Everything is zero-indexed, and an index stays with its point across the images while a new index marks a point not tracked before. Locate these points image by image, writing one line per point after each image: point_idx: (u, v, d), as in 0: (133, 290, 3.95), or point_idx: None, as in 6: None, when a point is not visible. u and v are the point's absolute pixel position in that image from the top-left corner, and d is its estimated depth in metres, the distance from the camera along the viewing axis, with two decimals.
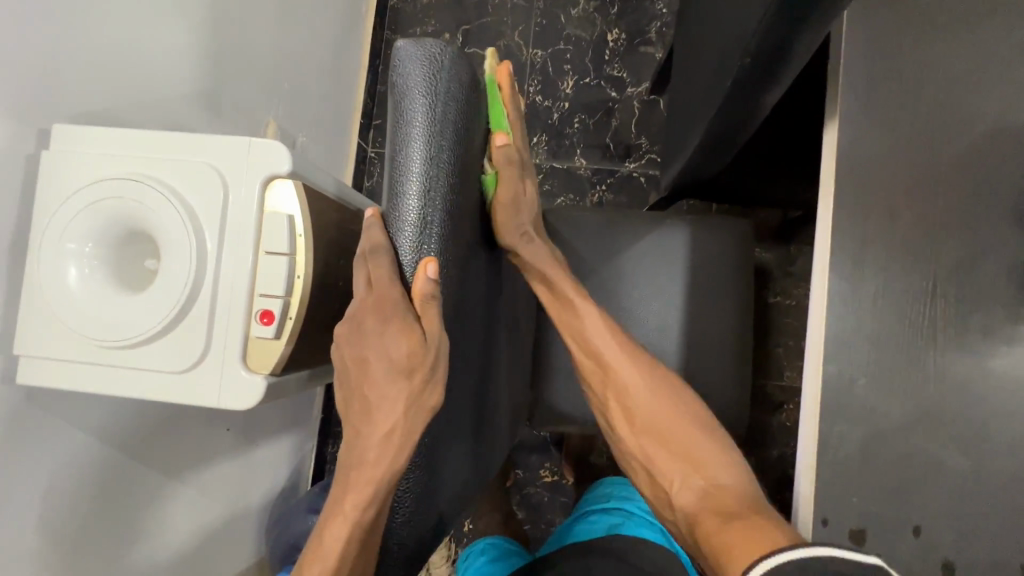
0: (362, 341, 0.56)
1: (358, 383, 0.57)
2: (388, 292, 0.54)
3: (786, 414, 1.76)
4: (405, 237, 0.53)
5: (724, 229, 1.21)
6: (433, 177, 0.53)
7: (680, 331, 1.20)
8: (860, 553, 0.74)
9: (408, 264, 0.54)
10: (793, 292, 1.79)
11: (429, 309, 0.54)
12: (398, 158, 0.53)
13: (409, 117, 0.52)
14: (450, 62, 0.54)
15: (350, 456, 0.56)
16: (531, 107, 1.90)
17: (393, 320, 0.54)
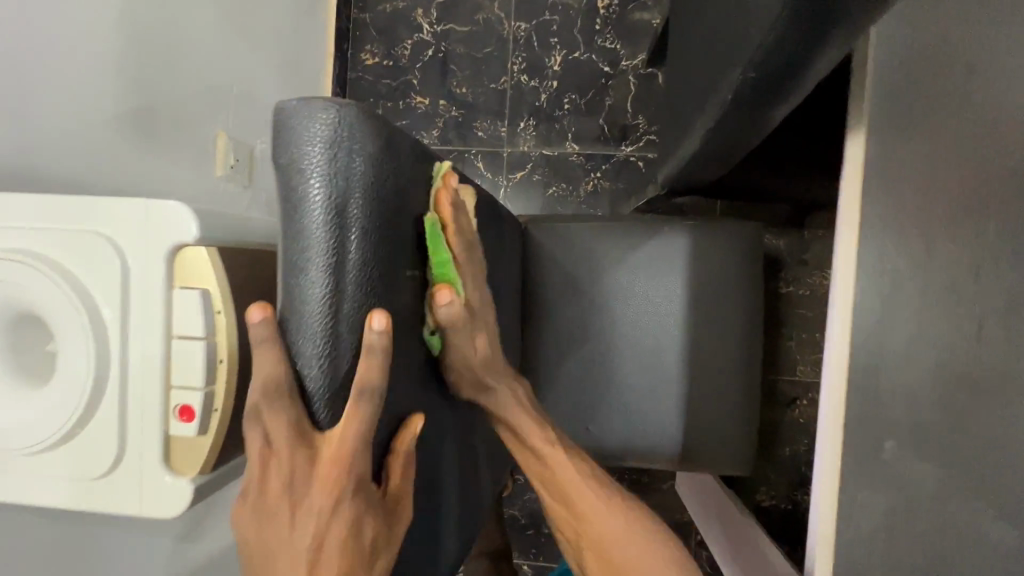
0: (290, 503, 0.46)
1: (289, 555, 0.47)
2: (349, 451, 0.46)
3: (799, 410, 1.66)
4: (311, 351, 0.45)
5: (727, 235, 1.08)
6: (340, 279, 0.44)
7: (681, 351, 1.09)
8: None
9: (320, 387, 0.45)
10: (807, 280, 1.66)
11: (407, 467, 0.52)
12: (294, 253, 0.44)
13: (304, 199, 0.43)
14: (353, 131, 0.43)
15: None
16: (516, 89, 1.73)
17: (345, 483, 0.46)
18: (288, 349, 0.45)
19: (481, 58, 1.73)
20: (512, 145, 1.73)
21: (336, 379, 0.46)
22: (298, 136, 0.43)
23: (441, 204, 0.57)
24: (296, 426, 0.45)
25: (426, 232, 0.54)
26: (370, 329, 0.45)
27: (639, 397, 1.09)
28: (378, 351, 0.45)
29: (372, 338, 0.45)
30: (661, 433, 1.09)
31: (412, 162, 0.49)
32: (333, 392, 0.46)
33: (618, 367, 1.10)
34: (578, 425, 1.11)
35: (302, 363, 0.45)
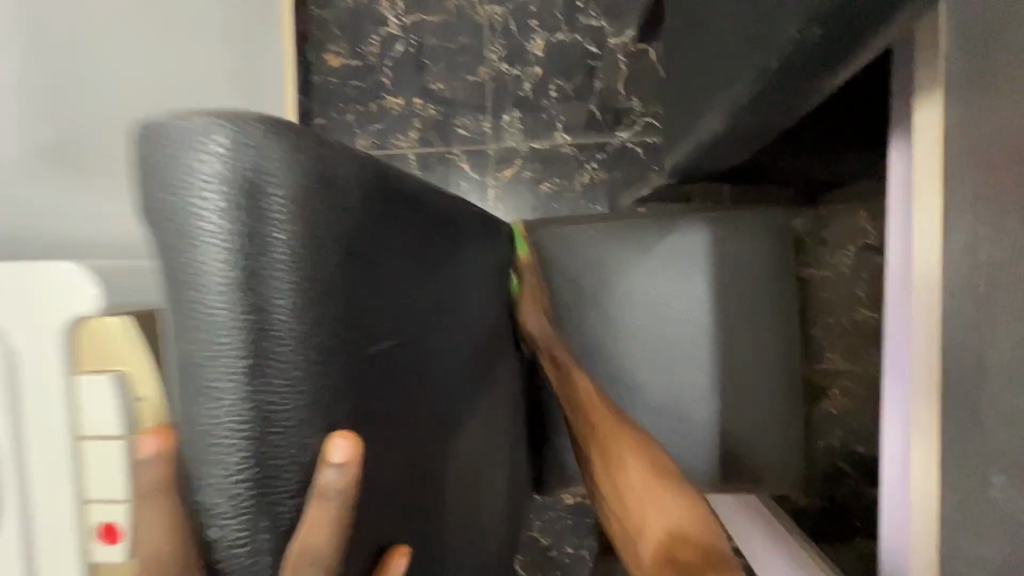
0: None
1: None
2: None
3: (830, 401, 1.54)
4: (221, 500, 0.31)
5: (751, 227, 0.95)
6: (255, 374, 0.30)
7: (709, 361, 0.96)
8: None
9: (236, 551, 0.32)
10: (829, 262, 1.53)
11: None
12: (185, 346, 0.30)
13: (194, 270, 0.29)
14: (255, 159, 0.30)
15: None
16: (496, 79, 1.58)
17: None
18: (189, 494, 0.31)
19: (456, 49, 1.59)
20: (497, 140, 1.59)
21: (264, 538, 0.32)
22: (173, 173, 0.29)
23: (412, 241, 0.43)
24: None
25: (396, 291, 0.40)
26: (325, 466, 0.33)
27: (666, 416, 0.97)
28: (333, 494, 0.33)
29: (327, 479, 0.33)
30: (695, 456, 0.97)
31: (359, 192, 0.35)
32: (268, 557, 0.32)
33: (640, 385, 0.97)
34: None
35: (208, 517, 0.31)
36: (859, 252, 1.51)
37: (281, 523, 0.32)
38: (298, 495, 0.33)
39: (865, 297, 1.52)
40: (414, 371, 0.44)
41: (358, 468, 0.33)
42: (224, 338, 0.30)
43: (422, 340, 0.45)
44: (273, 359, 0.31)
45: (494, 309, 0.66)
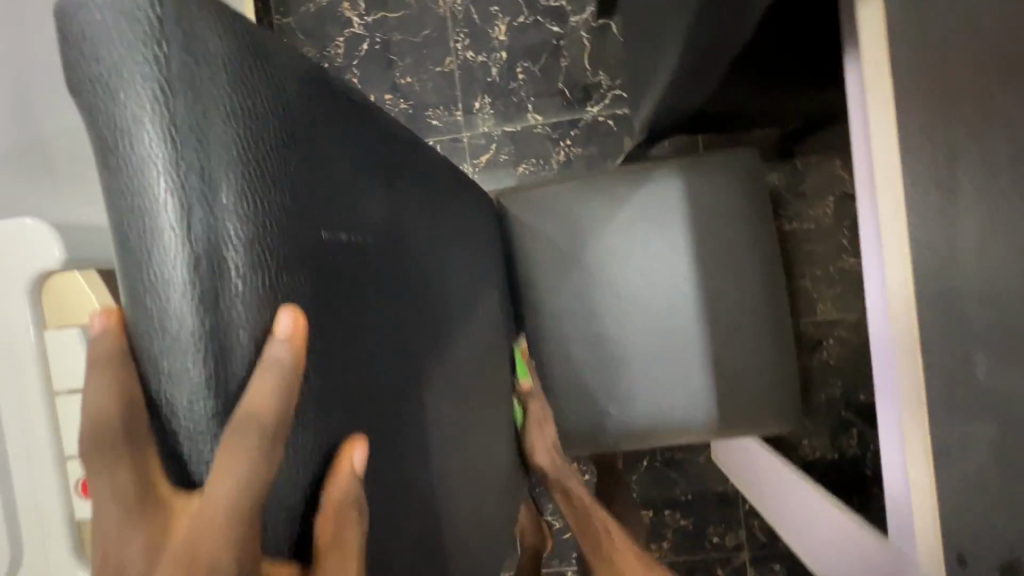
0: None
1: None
2: (217, 540, 0.30)
3: (827, 352, 1.56)
4: (163, 362, 0.32)
5: (725, 169, 0.96)
6: (194, 235, 0.32)
7: (696, 307, 0.96)
8: None
9: (180, 415, 0.32)
10: (809, 214, 1.53)
11: (345, 541, 0.37)
12: (124, 212, 0.32)
13: (118, 133, 0.31)
14: (174, 28, 0.31)
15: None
16: (463, 68, 1.60)
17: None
18: (135, 359, 0.33)
19: (421, 42, 1.60)
20: (470, 128, 1.60)
21: (206, 406, 0.32)
22: (99, 44, 0.31)
23: (356, 148, 0.44)
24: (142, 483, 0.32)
25: (341, 188, 0.41)
26: (272, 337, 0.33)
27: (659, 366, 0.97)
28: (279, 362, 0.33)
29: (271, 348, 0.33)
30: (691, 403, 0.97)
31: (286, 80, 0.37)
32: (211, 424, 0.32)
33: (630, 338, 0.96)
34: (598, 410, 0.98)
35: (154, 381, 0.33)
36: (838, 202, 1.52)
37: (223, 392, 0.33)
38: (239, 366, 0.33)
39: (850, 244, 1.52)
40: (369, 279, 0.44)
41: (302, 341, 0.34)
42: (153, 198, 0.31)
43: (375, 249, 0.46)
44: (200, 221, 0.32)
45: (467, 255, 0.66)
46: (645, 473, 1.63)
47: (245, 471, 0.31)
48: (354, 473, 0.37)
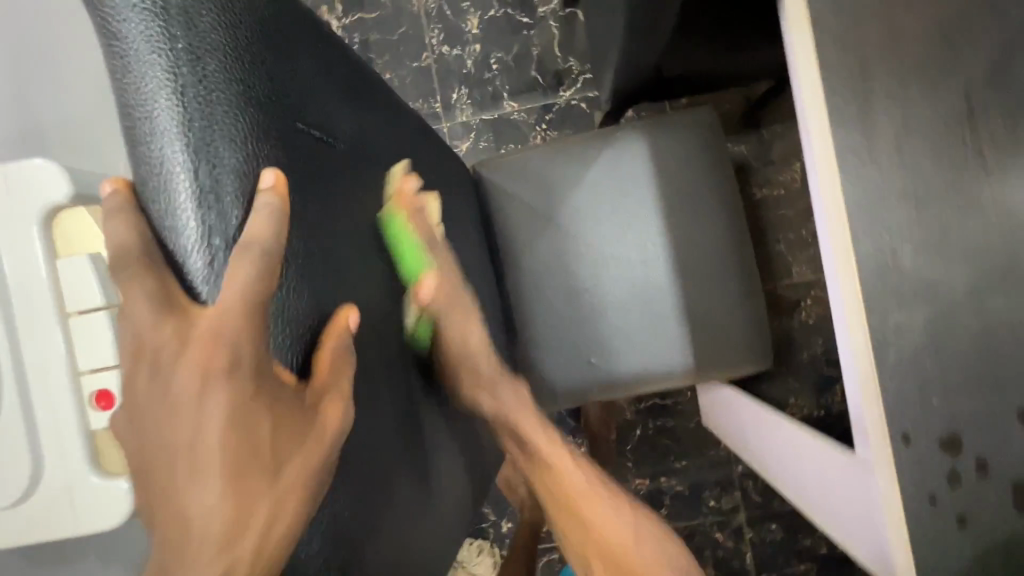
0: (167, 399, 0.35)
1: (181, 473, 0.35)
2: (231, 336, 0.35)
3: (806, 311, 1.57)
4: (164, 204, 0.37)
5: (685, 126, 1.02)
6: (190, 114, 0.36)
7: (668, 257, 1.01)
8: (958, 464, 0.58)
9: (186, 258, 0.37)
10: (779, 180, 1.57)
11: (343, 382, 0.39)
12: (129, 98, 0.36)
13: (117, 31, 0.36)
14: None
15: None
16: (440, 61, 1.67)
17: (231, 371, 0.35)
18: (143, 205, 0.38)
19: (398, 39, 1.67)
20: (450, 118, 1.66)
21: (202, 243, 0.37)
22: None
23: (329, 59, 0.47)
24: (162, 292, 0.36)
25: (318, 89, 0.45)
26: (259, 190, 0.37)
27: (637, 315, 1.02)
28: (266, 206, 0.37)
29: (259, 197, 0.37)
30: (669, 348, 1.02)
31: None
32: (210, 257, 0.37)
33: (608, 290, 1.02)
34: (581, 361, 1.03)
35: (158, 221, 0.37)
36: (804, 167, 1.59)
37: (216, 231, 0.37)
38: (228, 209, 0.37)
39: None
40: (354, 179, 0.48)
41: (284, 193, 0.38)
42: (153, 84, 0.36)
43: (361, 147, 0.50)
44: (185, 90, 0.36)
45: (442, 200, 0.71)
46: (639, 442, 1.67)
47: (252, 284, 0.36)
48: (346, 332, 0.40)
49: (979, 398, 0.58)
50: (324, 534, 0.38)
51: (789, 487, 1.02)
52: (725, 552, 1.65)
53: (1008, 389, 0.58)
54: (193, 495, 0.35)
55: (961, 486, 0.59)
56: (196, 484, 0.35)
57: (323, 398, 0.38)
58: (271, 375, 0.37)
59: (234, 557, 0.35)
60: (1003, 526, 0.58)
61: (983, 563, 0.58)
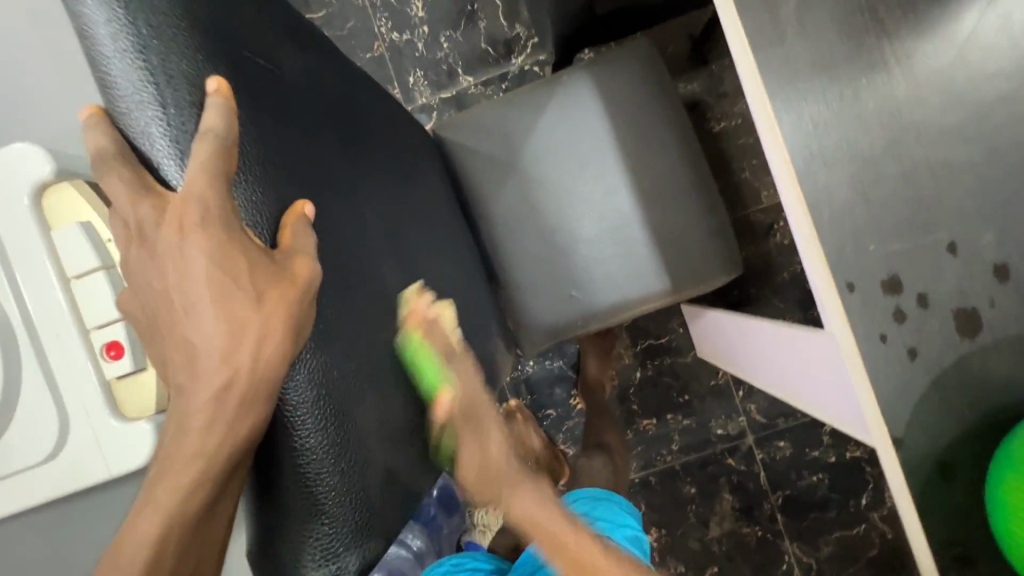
0: (150, 253, 0.36)
1: (173, 314, 0.36)
2: (196, 184, 0.35)
3: (780, 232, 1.62)
4: (128, 113, 0.35)
5: (626, 60, 1.07)
6: (136, 21, 0.35)
7: (630, 185, 1.06)
8: (901, 301, 0.64)
9: (156, 161, 0.36)
10: (734, 111, 1.61)
11: (307, 246, 0.38)
12: (76, 16, 0.35)
13: None
14: None
15: (178, 422, 0.37)
16: (391, 49, 1.71)
17: (203, 219, 0.35)
18: (111, 119, 0.36)
19: (347, 34, 1.71)
20: (410, 102, 1.71)
21: (172, 144, 0.35)
22: None
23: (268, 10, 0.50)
24: (136, 174, 0.36)
25: (261, 30, 0.46)
26: (211, 94, 0.37)
27: (608, 243, 1.07)
28: (220, 104, 0.36)
29: (212, 100, 0.36)
30: (644, 269, 1.07)
31: None
32: (182, 159, 0.36)
33: (578, 224, 1.07)
34: (563, 297, 1.07)
35: (127, 130, 0.36)
36: None
37: (184, 134, 0.36)
38: (192, 110, 0.36)
39: None
40: (317, 109, 0.50)
41: (230, 101, 0.37)
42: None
43: (314, 83, 0.51)
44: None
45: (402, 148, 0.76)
46: (641, 384, 1.72)
47: (206, 140, 0.35)
48: (305, 216, 0.40)
49: (911, 237, 0.64)
50: (316, 380, 0.38)
51: (790, 387, 1.06)
52: (739, 476, 1.71)
53: (934, 225, 0.63)
54: (188, 331, 0.36)
55: (908, 320, 0.64)
56: (189, 322, 0.36)
57: (291, 252, 0.38)
58: (238, 230, 0.36)
59: (235, 383, 0.36)
60: (949, 352, 0.64)
61: (937, 387, 0.64)
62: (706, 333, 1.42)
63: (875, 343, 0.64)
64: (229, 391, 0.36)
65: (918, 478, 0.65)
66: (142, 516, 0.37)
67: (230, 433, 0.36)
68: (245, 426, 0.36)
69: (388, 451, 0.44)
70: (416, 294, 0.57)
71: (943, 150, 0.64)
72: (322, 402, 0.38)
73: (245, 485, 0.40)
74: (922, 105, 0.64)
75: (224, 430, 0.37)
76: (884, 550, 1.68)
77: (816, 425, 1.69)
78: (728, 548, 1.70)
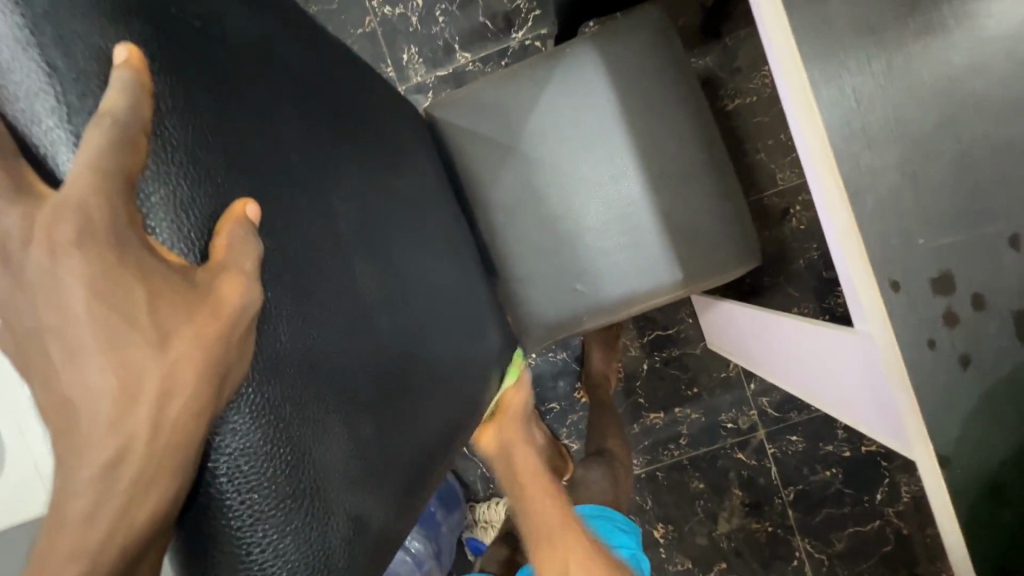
0: (14, 284, 0.28)
1: (53, 364, 0.29)
2: (83, 189, 0.28)
3: (796, 217, 1.53)
4: (9, 84, 0.29)
5: (634, 30, 0.97)
6: None
7: (639, 169, 0.98)
8: (954, 303, 0.56)
9: (44, 146, 0.29)
10: (749, 87, 1.51)
11: (241, 260, 0.32)
12: None
13: None
14: None
15: (60, 497, 0.29)
16: (384, 23, 1.60)
17: (81, 236, 0.28)
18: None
19: (337, 8, 1.60)
20: (404, 81, 1.61)
21: (65, 125, 0.29)
22: None
23: None
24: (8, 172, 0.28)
25: None
26: (116, 67, 0.30)
27: (614, 233, 0.99)
28: (130, 80, 0.30)
29: (116, 75, 0.30)
30: (653, 261, 0.99)
31: None
32: (76, 145, 0.29)
33: (582, 211, 0.98)
34: (567, 290, 1.00)
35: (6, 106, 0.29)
36: None
37: (84, 114, 0.29)
38: (92, 86, 0.30)
39: None
40: (272, 81, 0.42)
41: (145, 74, 0.31)
42: None
43: (271, 51, 0.43)
44: None
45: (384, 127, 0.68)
46: (648, 375, 1.65)
47: (102, 129, 0.29)
48: (246, 220, 0.33)
49: (968, 229, 0.55)
50: (258, 404, 0.32)
51: (812, 386, 0.99)
52: (749, 471, 1.65)
53: (996, 216, 0.55)
54: (68, 382, 0.29)
55: (961, 324, 0.56)
56: (70, 373, 0.29)
57: (218, 273, 0.31)
58: (141, 243, 0.30)
59: (134, 442, 0.29)
60: (1008, 359, 0.56)
61: (993, 398, 0.56)
62: (718, 326, 1.34)
63: (921, 350, 0.56)
64: (127, 458, 0.29)
65: (966, 500, 0.57)
66: None
67: (131, 511, 0.30)
68: (150, 498, 0.30)
69: (354, 499, 0.38)
70: (396, 297, 0.50)
71: (1008, 127, 0.55)
72: (266, 427, 0.32)
73: (171, 547, 0.33)
74: (984, 74, 0.55)
75: (119, 510, 0.30)
76: (898, 548, 1.62)
77: (829, 418, 1.63)
78: (737, 544, 1.65)
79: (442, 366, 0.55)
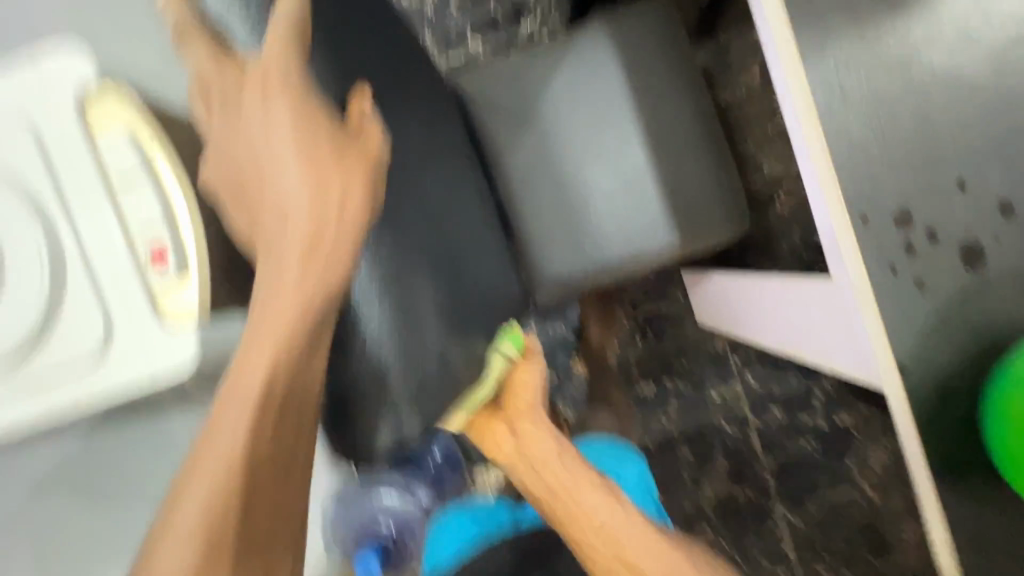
0: (255, 132, 0.49)
1: (273, 178, 0.49)
2: (289, 71, 0.49)
3: (780, 203, 1.65)
4: (219, 7, 0.51)
5: (642, 15, 1.08)
6: None
7: (643, 140, 1.08)
8: (911, 235, 0.67)
9: (236, 38, 0.51)
10: (740, 81, 1.63)
11: (371, 124, 0.51)
12: None
13: None
14: None
15: (278, 264, 0.49)
16: (401, 10, 1.70)
17: (295, 101, 0.49)
18: (204, 13, 0.51)
19: None
20: None
21: (247, 21, 0.50)
22: None
23: None
24: None
25: None
26: None
27: (620, 197, 1.09)
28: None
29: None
30: (654, 223, 1.09)
31: None
32: (254, 32, 0.50)
33: (591, 177, 1.09)
34: (577, 249, 1.10)
35: (221, 20, 0.51)
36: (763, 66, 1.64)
37: (258, 16, 0.50)
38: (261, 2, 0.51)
39: None
40: None
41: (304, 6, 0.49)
42: None
43: None
44: None
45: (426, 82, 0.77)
46: (641, 348, 1.76)
47: (280, 26, 0.48)
48: (365, 104, 0.52)
49: (925, 174, 0.67)
50: (392, 242, 0.54)
51: (793, 339, 1.10)
52: (733, 440, 1.76)
53: (947, 164, 0.67)
54: (285, 186, 0.49)
55: (917, 253, 0.67)
56: (287, 181, 0.49)
57: (362, 129, 0.51)
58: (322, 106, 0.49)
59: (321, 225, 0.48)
60: (956, 283, 0.67)
61: (943, 316, 0.67)
62: (709, 296, 1.44)
63: (885, 275, 0.67)
64: (318, 235, 0.48)
65: (921, 403, 0.68)
66: (255, 339, 0.49)
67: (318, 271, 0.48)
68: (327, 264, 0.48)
69: (433, 321, 0.57)
70: None
71: (958, 90, 0.66)
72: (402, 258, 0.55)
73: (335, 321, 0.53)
74: (939, 46, 0.66)
75: (308, 269, 0.48)
76: (869, 514, 1.74)
77: (808, 391, 1.75)
78: (721, 509, 1.76)
79: (478, 271, 0.72)
